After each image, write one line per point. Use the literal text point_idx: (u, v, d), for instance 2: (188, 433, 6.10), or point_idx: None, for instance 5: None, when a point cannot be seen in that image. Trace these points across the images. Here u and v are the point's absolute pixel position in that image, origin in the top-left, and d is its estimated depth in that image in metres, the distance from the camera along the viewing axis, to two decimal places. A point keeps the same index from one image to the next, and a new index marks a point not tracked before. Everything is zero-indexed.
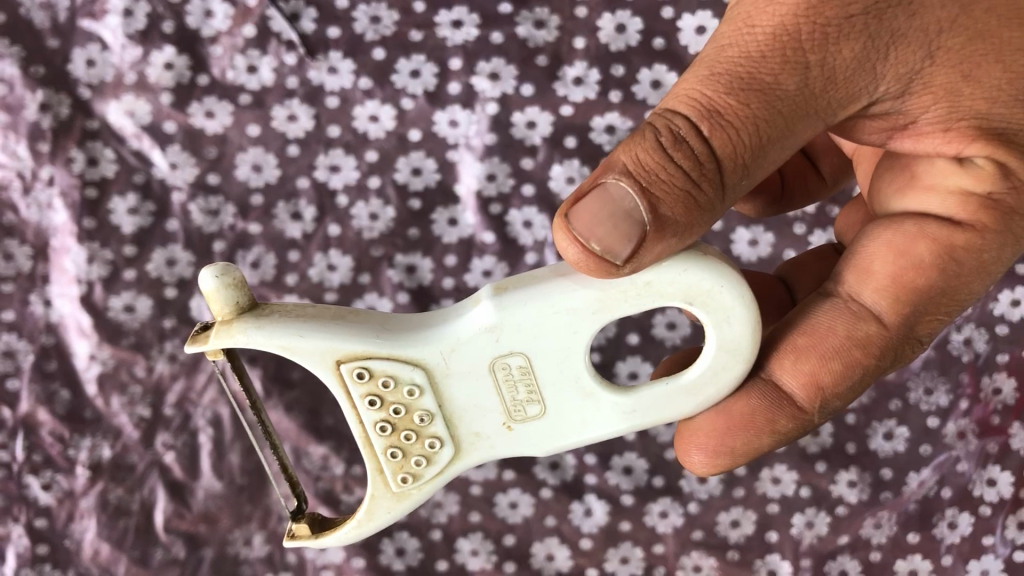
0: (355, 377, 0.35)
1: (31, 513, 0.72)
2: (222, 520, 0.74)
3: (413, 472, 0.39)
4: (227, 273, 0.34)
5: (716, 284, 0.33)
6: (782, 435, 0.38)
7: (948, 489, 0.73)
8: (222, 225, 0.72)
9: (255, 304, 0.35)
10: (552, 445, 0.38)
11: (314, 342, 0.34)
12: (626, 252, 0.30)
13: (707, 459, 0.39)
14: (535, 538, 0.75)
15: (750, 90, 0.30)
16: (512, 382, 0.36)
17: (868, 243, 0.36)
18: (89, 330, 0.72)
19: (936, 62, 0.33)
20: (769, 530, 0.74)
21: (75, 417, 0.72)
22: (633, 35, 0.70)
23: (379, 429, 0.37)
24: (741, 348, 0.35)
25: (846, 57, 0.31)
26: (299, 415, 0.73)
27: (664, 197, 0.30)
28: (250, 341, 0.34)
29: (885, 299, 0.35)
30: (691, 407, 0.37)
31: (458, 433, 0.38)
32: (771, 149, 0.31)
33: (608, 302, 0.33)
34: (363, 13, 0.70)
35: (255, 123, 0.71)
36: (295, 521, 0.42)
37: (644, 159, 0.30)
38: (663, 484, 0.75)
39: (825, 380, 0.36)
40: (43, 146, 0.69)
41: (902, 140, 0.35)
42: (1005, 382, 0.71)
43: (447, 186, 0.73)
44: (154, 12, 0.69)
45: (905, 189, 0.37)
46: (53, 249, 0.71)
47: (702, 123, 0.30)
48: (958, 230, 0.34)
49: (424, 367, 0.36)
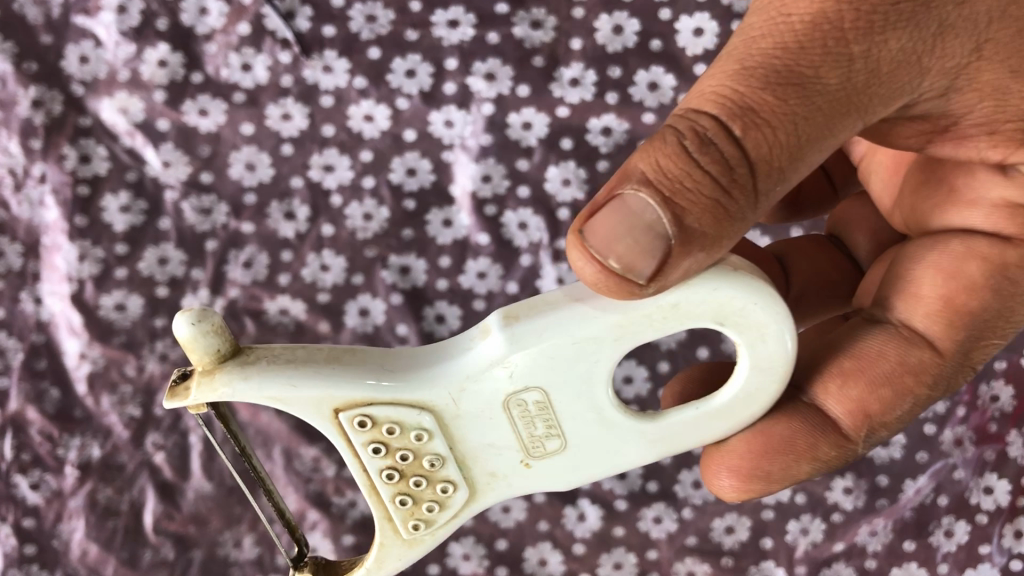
0: (356, 425, 0.35)
1: (18, 513, 0.71)
2: (212, 522, 0.73)
3: (425, 518, 0.39)
4: (204, 319, 0.32)
5: (749, 303, 0.32)
6: (824, 461, 0.38)
7: (944, 497, 0.72)
8: (215, 223, 0.72)
9: (237, 348, 0.34)
10: (572, 477, 0.38)
11: (308, 390, 0.34)
12: (650, 269, 0.29)
13: (737, 484, 0.38)
14: (527, 543, 0.74)
15: (787, 85, 0.29)
16: (529, 417, 0.35)
17: (916, 270, 0.38)
18: (80, 328, 0.71)
19: (983, 56, 0.32)
20: (764, 536, 0.74)
21: (65, 416, 0.72)
22: (631, 37, 0.69)
23: (386, 476, 0.37)
24: (774, 367, 0.34)
25: (892, 48, 0.31)
26: (291, 416, 0.72)
27: (691, 208, 0.29)
28: (235, 393, 0.33)
29: (938, 325, 0.37)
30: (721, 430, 0.36)
31: (471, 475, 0.38)
32: (808, 152, 0.30)
33: (630, 327, 0.32)
34: (359, 12, 0.69)
35: (250, 121, 0.70)
36: (298, 569, 0.42)
37: (665, 165, 0.29)
38: (657, 489, 0.74)
39: (873, 406, 0.37)
40: (35, 143, 0.69)
41: (942, 145, 0.36)
42: (1003, 389, 0.71)
43: (442, 187, 0.72)
44: (148, 9, 0.68)
45: (946, 203, 0.38)
46: (45, 247, 0.71)
47: (734, 122, 0.29)
48: (1009, 247, 0.36)
49: (432, 410, 0.35)
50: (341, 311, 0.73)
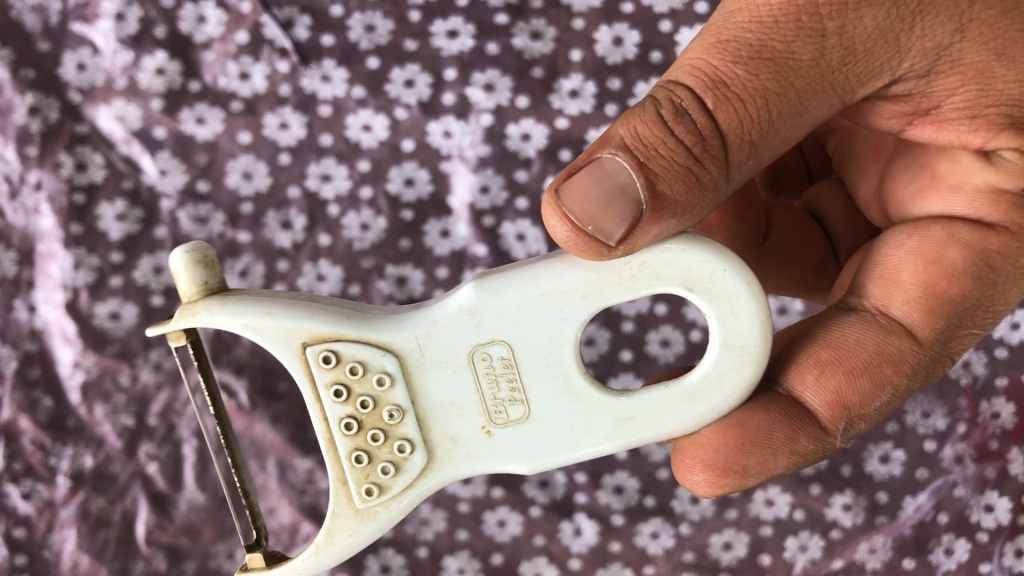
0: (321, 361, 0.35)
1: (9, 523, 0.70)
2: (204, 534, 0.72)
3: (380, 483, 0.37)
4: (197, 250, 0.35)
5: (716, 269, 0.34)
6: (801, 456, 0.38)
7: (944, 515, 0.71)
8: (211, 232, 0.71)
9: (225, 287, 0.36)
10: (535, 458, 0.37)
11: (282, 321, 0.35)
12: (620, 232, 0.31)
13: (711, 478, 0.38)
14: (523, 557, 0.73)
15: (759, 60, 0.32)
16: (494, 376, 0.36)
17: (894, 255, 0.38)
18: (75, 337, 0.71)
19: (966, 37, 0.33)
20: (761, 553, 0.73)
21: (57, 425, 0.71)
22: (631, 48, 0.69)
23: (344, 426, 0.36)
24: (748, 348, 0.35)
25: (867, 26, 0.32)
26: (286, 427, 0.72)
27: (662, 173, 0.31)
28: (210, 319, 0.35)
29: (918, 313, 0.37)
30: (689, 417, 0.36)
31: (431, 437, 0.37)
32: (780, 127, 0.32)
33: (597, 284, 0.34)
34: (357, 22, 0.69)
35: (247, 130, 0.70)
36: (250, 552, 0.39)
37: (641, 132, 0.31)
38: (654, 505, 0.73)
39: (852, 398, 0.37)
40: (31, 150, 0.68)
41: (923, 127, 0.36)
42: (1004, 407, 0.71)
43: (440, 198, 0.71)
44: (147, 16, 0.68)
45: (927, 189, 0.39)
46: (40, 254, 0.70)
47: (706, 95, 0.31)
48: (990, 233, 0.36)
49: (397, 353, 0.36)
50: None
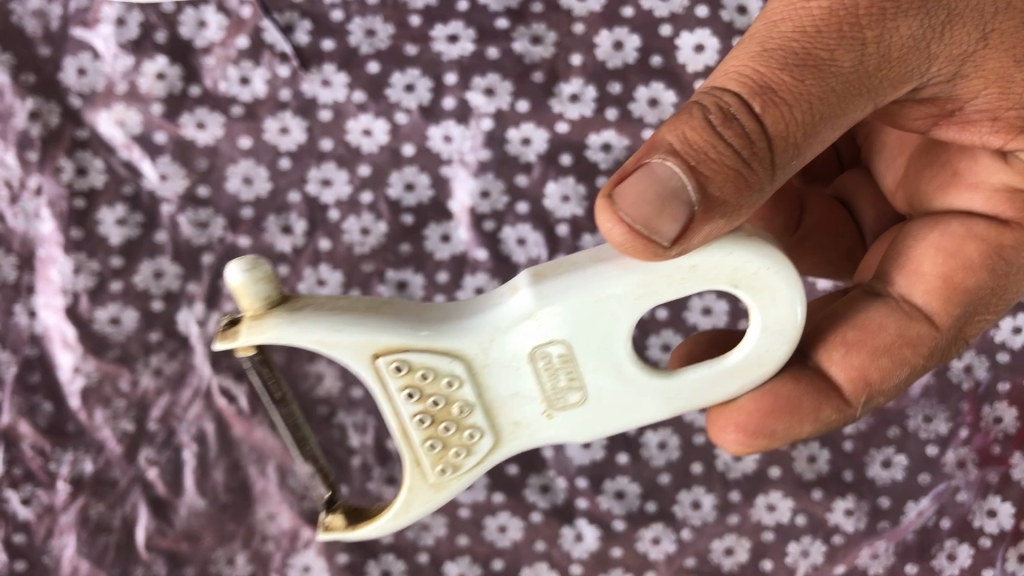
0: (393, 370, 0.35)
1: (8, 529, 0.70)
2: (204, 539, 0.71)
3: (453, 463, 0.39)
4: (256, 267, 0.33)
5: (762, 267, 0.33)
6: (824, 424, 0.39)
7: (947, 520, 0.71)
8: (211, 237, 0.71)
9: (284, 297, 0.35)
10: (592, 430, 0.39)
11: (352, 335, 0.34)
12: (674, 232, 0.30)
13: (741, 439, 0.39)
14: (524, 563, 0.73)
15: (805, 66, 0.31)
16: (554, 368, 0.36)
17: (917, 245, 0.39)
18: (74, 342, 0.71)
19: (988, 45, 0.33)
20: (763, 558, 0.72)
21: (58, 430, 0.71)
22: (631, 53, 0.69)
23: (417, 421, 0.37)
24: (785, 331, 0.36)
25: (903, 35, 0.32)
26: (285, 432, 0.72)
27: (714, 176, 0.30)
28: (282, 336, 0.34)
29: (937, 300, 0.38)
30: (731, 390, 0.38)
31: (497, 423, 0.38)
32: (822, 130, 0.31)
33: (651, 286, 0.34)
34: (358, 26, 0.69)
35: (247, 135, 0.70)
36: (329, 514, 0.42)
37: (692, 137, 0.30)
38: (655, 510, 0.73)
39: (874, 375, 0.38)
40: (31, 155, 0.68)
41: (947, 128, 0.37)
42: (1006, 411, 0.71)
43: (440, 202, 0.72)
44: (148, 21, 0.68)
45: (949, 186, 0.40)
46: (40, 259, 0.70)
47: (754, 99, 0.30)
48: (1006, 230, 0.38)
49: (463, 358, 0.36)
50: None
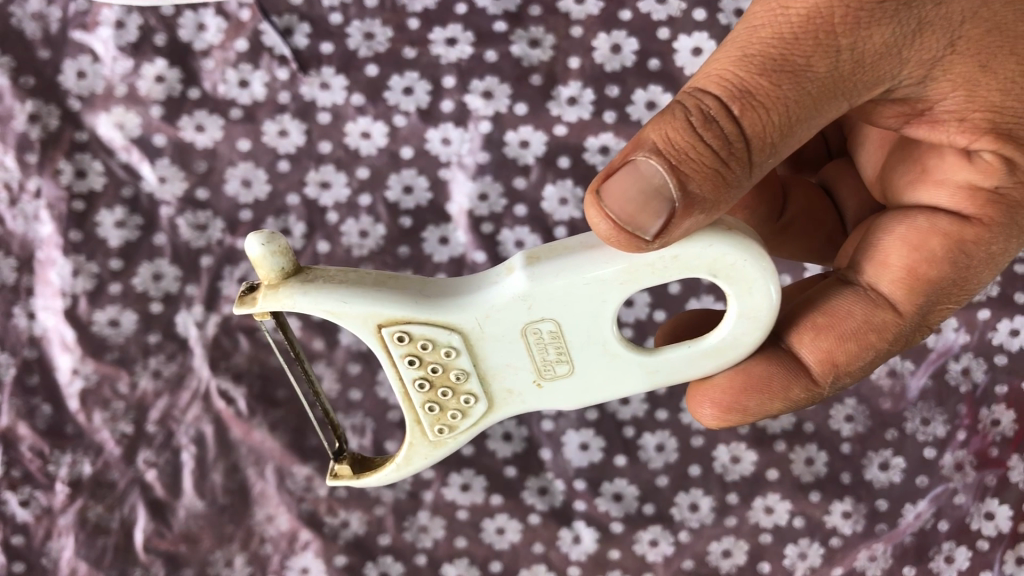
0: (395, 339, 0.36)
1: (7, 530, 0.70)
2: (202, 541, 0.71)
3: (450, 424, 0.40)
4: (273, 241, 0.33)
5: (739, 259, 0.33)
6: (793, 401, 0.40)
7: (944, 523, 0.70)
8: (210, 239, 0.72)
9: (298, 268, 0.35)
10: (581, 398, 0.39)
11: (360, 307, 0.35)
12: (656, 227, 0.31)
13: (718, 414, 0.40)
14: (522, 565, 0.72)
15: (782, 72, 0.31)
16: (543, 344, 0.37)
17: (884, 238, 0.37)
18: (73, 344, 0.71)
19: (956, 50, 0.32)
20: (761, 560, 0.72)
21: (57, 432, 0.71)
22: (629, 56, 0.69)
23: (418, 385, 0.38)
24: (761, 318, 0.36)
25: (875, 43, 0.31)
26: (284, 434, 0.72)
27: (694, 175, 0.30)
28: (297, 306, 0.34)
29: (901, 291, 0.37)
30: (710, 367, 0.38)
31: (492, 389, 0.39)
32: (797, 130, 0.31)
33: (635, 273, 0.34)
34: (357, 29, 0.68)
35: (246, 137, 0.70)
36: (337, 462, 0.44)
37: (674, 137, 0.31)
38: (653, 512, 0.73)
39: (840, 357, 0.38)
40: (31, 157, 0.68)
41: (918, 127, 0.35)
42: (1004, 414, 0.71)
43: (439, 205, 0.72)
44: (147, 24, 0.67)
45: (918, 182, 0.38)
46: (39, 261, 0.70)
47: (732, 103, 0.31)
48: (967, 225, 0.36)
49: (461, 331, 0.36)
50: (337, 328, 0.73)
